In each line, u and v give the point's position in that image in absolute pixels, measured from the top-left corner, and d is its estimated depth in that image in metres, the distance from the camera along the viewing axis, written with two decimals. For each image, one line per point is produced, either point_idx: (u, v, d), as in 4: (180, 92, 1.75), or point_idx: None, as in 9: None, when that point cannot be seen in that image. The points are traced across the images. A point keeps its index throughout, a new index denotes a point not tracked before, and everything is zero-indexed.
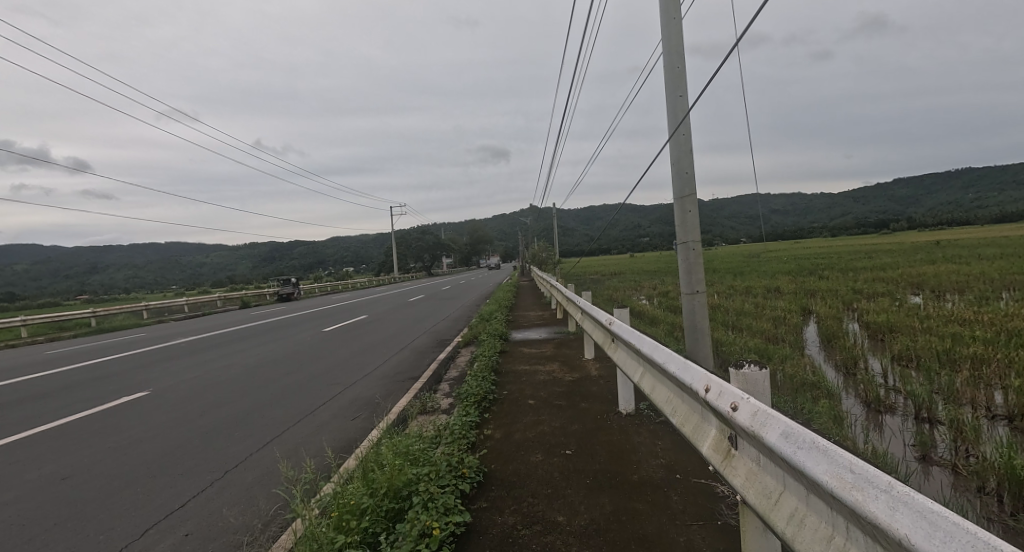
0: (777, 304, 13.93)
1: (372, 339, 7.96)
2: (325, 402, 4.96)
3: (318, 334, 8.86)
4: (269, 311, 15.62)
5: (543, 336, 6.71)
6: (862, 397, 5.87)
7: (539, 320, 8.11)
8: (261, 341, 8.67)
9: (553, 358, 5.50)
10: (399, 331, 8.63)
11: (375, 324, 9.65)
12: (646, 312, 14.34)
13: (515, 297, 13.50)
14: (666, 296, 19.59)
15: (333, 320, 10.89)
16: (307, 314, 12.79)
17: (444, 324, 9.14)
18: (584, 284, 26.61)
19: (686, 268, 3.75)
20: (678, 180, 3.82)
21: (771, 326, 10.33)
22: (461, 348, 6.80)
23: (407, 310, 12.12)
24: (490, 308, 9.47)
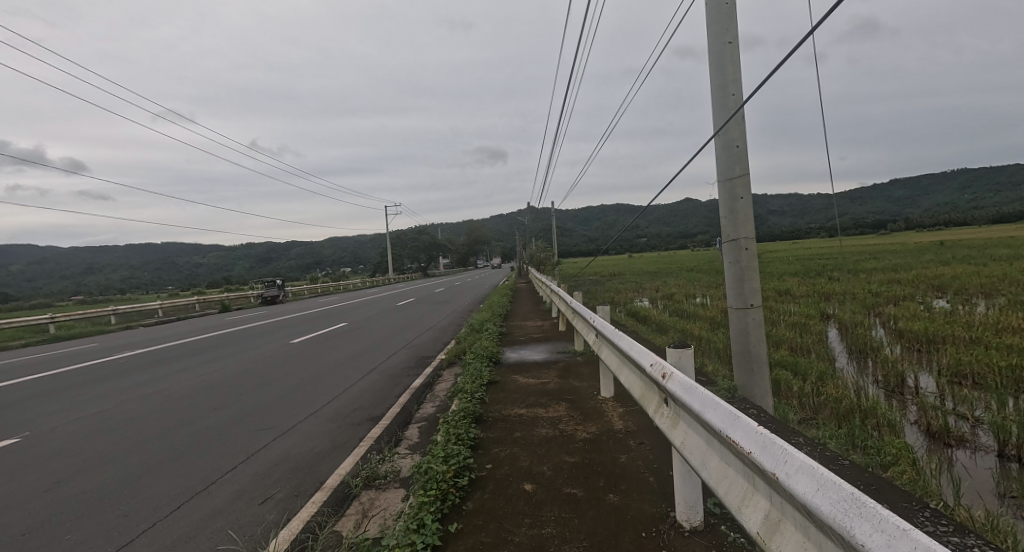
0: (792, 308, 13.00)
1: (340, 357, 6.92)
2: (257, 451, 3.89)
3: (287, 346, 7.93)
4: (246, 315, 14.56)
5: (543, 357, 5.71)
6: (925, 426, 4.89)
7: (538, 333, 7.13)
8: (214, 356, 7.58)
9: (557, 397, 4.48)
10: (377, 344, 7.71)
11: (354, 333, 8.76)
12: (652, 317, 13.36)
13: (510, 301, 12.52)
14: (669, 299, 18.70)
15: (309, 327, 9.93)
16: (283, 320, 11.80)
17: (430, 335, 8.24)
18: (582, 286, 25.58)
19: (735, 276, 2.81)
20: (724, 156, 2.87)
21: (792, 334, 9.40)
22: (445, 373, 5.76)
23: (392, 317, 11.13)
24: (483, 317, 8.45)
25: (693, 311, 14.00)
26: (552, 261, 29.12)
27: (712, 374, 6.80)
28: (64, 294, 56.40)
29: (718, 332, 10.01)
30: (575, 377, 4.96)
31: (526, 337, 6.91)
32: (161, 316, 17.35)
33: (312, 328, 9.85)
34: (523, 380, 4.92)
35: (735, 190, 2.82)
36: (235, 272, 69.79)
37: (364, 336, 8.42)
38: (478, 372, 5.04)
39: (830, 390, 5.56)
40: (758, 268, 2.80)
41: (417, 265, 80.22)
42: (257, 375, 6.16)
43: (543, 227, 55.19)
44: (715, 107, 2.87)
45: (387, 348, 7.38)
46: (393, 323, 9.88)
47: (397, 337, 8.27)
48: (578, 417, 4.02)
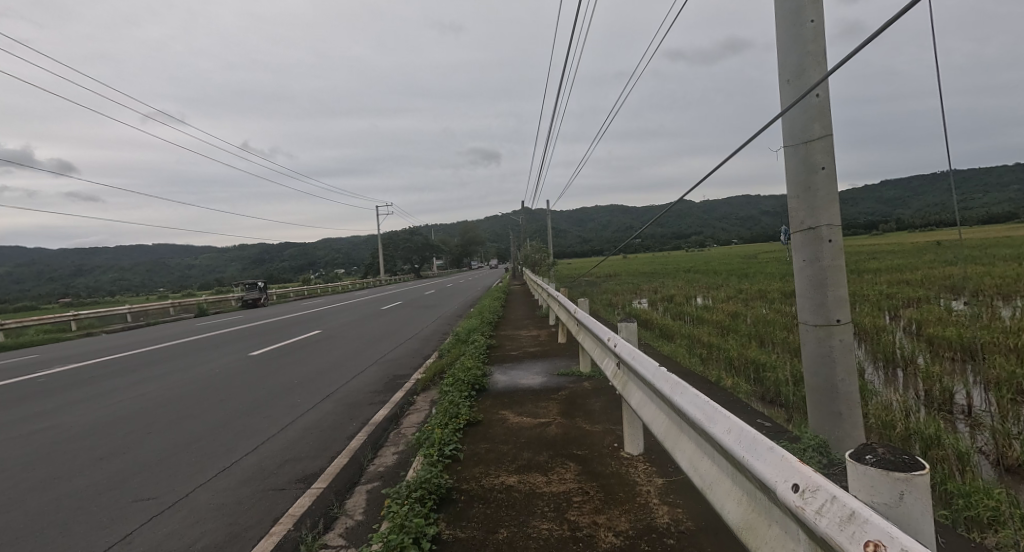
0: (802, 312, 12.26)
1: (296, 378, 5.97)
2: (120, 530, 2.84)
3: (242, 362, 7.02)
4: (219, 320, 13.57)
5: (539, 382, 4.77)
6: (998, 457, 4.06)
7: (532, 346, 6.26)
8: (154, 375, 6.63)
9: (558, 446, 3.35)
10: (345, 359, 6.79)
11: (325, 344, 7.88)
12: (653, 321, 12.56)
13: (503, 305, 11.67)
14: (671, 301, 17.92)
15: (278, 335, 9.02)
16: (255, 326, 10.90)
17: (408, 348, 7.35)
18: (578, 287, 24.74)
19: (815, 281, 1.98)
20: (797, 115, 2.07)
21: None
22: (416, 407, 4.74)
23: (372, 323, 10.22)
24: (470, 326, 7.54)
25: (697, 315, 13.20)
26: (548, 263, 28.24)
27: (732, 391, 5.95)
28: (48, 296, 54.97)
29: (729, 339, 9.19)
30: (581, 412, 3.93)
31: (518, 353, 5.99)
32: (132, 320, 16.34)
33: (282, 337, 8.94)
34: (513, 418, 3.85)
35: (812, 158, 2.01)
36: (225, 273, 68.51)
37: (334, 349, 7.53)
38: (453, 410, 3.98)
39: (879, 414, 4.73)
40: (846, 269, 1.99)
41: (410, 266, 79.22)
42: (191, 405, 5.21)
43: (538, 228, 54.42)
44: (785, 40, 2.12)
45: (355, 365, 6.49)
46: (372, 331, 9.01)
47: (371, 349, 7.39)
48: (589, 479, 2.87)
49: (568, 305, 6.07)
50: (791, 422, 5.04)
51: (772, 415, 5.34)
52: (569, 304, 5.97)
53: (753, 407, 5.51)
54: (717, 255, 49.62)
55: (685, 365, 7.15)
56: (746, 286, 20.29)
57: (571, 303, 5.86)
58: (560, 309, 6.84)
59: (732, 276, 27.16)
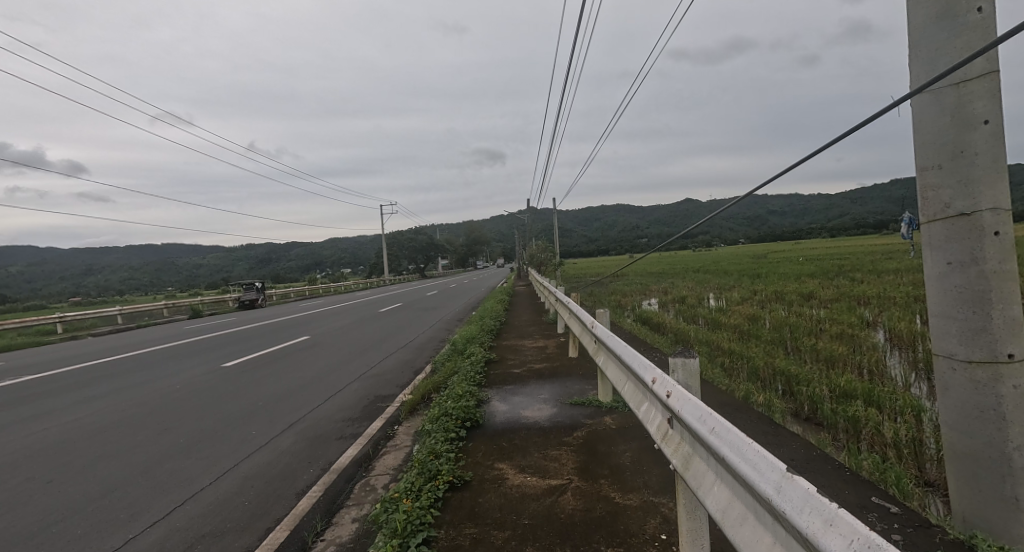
0: (825, 315, 11.57)
1: (262, 401, 5.29)
2: None
3: (207, 377, 6.32)
4: (209, 324, 13.00)
5: (547, 416, 4.04)
6: None
7: (540, 360, 5.63)
8: (110, 391, 5.99)
9: (569, 527, 2.52)
10: (322, 376, 6.11)
11: (305, 355, 7.20)
12: (666, 325, 11.87)
13: (507, 310, 11.07)
14: (682, 303, 17.25)
15: (262, 343, 8.40)
16: (241, 330, 10.28)
17: (396, 361, 6.68)
18: (584, 287, 24.00)
19: (972, 299, 2.16)
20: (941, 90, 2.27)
21: (841, 348, 7.95)
22: (392, 448, 3.93)
23: (365, 329, 9.56)
24: (469, 335, 6.79)
25: (712, 319, 12.48)
26: (553, 263, 27.51)
27: (766, 410, 5.24)
28: (54, 295, 55.08)
29: (752, 346, 8.47)
30: (598, 467, 3.15)
31: (522, 372, 5.24)
32: (123, 322, 15.85)
33: (264, 344, 8.30)
34: (512, 478, 3.03)
35: (974, 111, 2.17)
36: (230, 272, 68.46)
37: (315, 361, 6.87)
38: (431, 467, 3.14)
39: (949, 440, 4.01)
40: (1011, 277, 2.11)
41: (415, 265, 78.81)
42: (129, 434, 4.51)
43: (544, 227, 53.78)
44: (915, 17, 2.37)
45: (332, 383, 5.82)
46: (361, 338, 8.35)
47: (354, 363, 6.71)
48: None
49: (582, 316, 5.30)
50: (842, 449, 4.33)
51: (816, 439, 4.63)
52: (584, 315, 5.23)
53: (793, 430, 4.80)
54: (726, 255, 48.77)
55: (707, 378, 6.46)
56: (760, 288, 19.60)
57: (586, 314, 5.12)
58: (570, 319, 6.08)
59: (743, 277, 26.33)
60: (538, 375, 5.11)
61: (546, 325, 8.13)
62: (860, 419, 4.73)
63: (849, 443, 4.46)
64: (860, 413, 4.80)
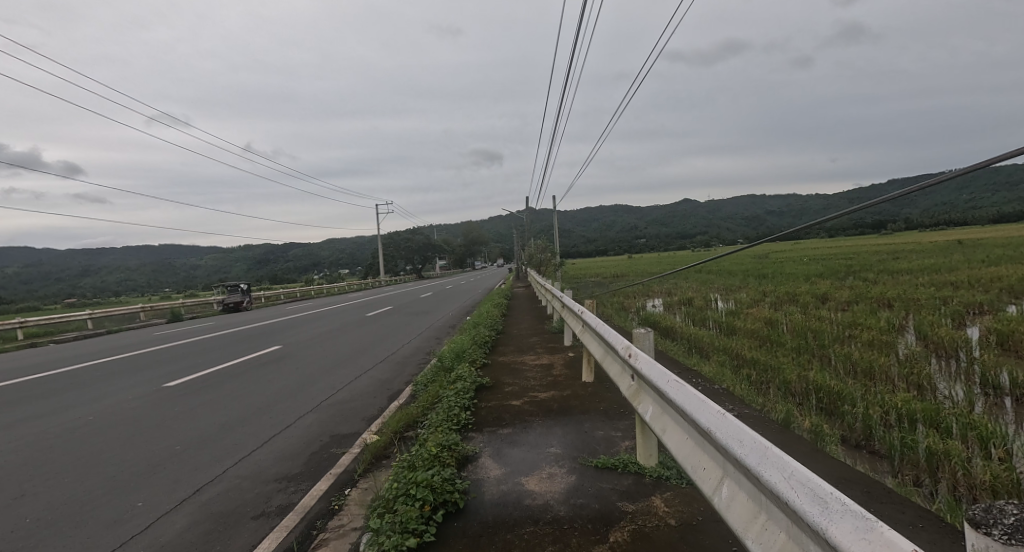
0: (847, 319, 10.78)
1: (185, 445, 4.28)
2: None
3: (131, 407, 5.30)
4: (181, 329, 12.07)
5: (562, 495, 2.91)
6: None
7: (544, 389, 4.71)
8: (13, 422, 4.99)
9: None
10: (267, 410, 5.07)
11: (257, 377, 6.17)
12: (675, 330, 11.06)
13: (505, 315, 10.20)
14: (689, 305, 16.46)
15: (221, 356, 7.47)
16: (203, 340, 9.27)
17: (364, 386, 5.66)
18: (585, 288, 23.12)
19: None
20: None
21: (877, 357, 7.11)
22: (331, 543, 2.67)
23: (342, 338, 8.63)
24: (456, 351, 5.81)
25: (725, 324, 11.61)
26: (553, 263, 26.64)
27: (819, 440, 4.29)
28: (44, 296, 54.05)
29: (779, 355, 7.57)
30: None
31: (525, 409, 4.27)
32: (94, 327, 14.92)
33: (217, 359, 7.25)
34: None
35: None
36: (225, 275, 67.51)
37: (267, 385, 5.84)
38: None
39: None
40: None
41: (413, 266, 77.99)
42: None
43: (543, 227, 52.95)
44: None
45: (275, 421, 4.77)
46: (332, 352, 7.35)
47: (313, 388, 5.68)
48: None
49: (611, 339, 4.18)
50: (932, 501, 3.38)
51: (891, 484, 3.69)
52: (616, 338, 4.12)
53: (859, 470, 3.86)
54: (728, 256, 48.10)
55: (737, 396, 5.52)
56: (768, 289, 18.84)
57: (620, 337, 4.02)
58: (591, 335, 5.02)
59: (749, 277, 25.48)
60: (545, 413, 4.15)
61: (547, 335, 7.20)
62: (940, 454, 3.83)
63: (936, 492, 3.52)
64: (940, 449, 3.87)
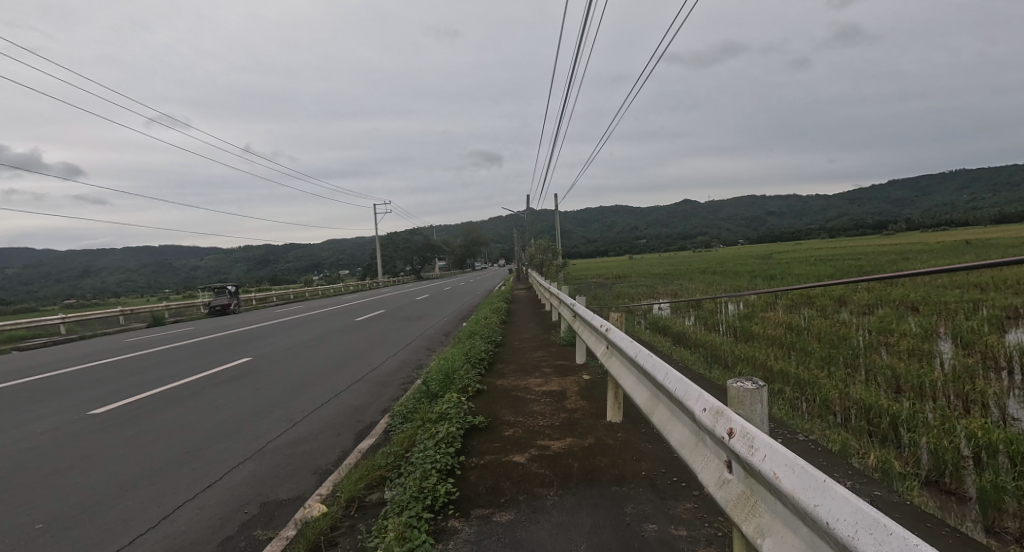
0: (872, 324, 10.05)
1: (56, 521, 3.01)
2: None
3: (20, 451, 4.08)
4: (153, 335, 11.16)
5: None
6: None
7: (555, 433, 3.44)
8: None
9: None
10: (206, 444, 4.10)
11: (206, 401, 5.20)
12: (688, 335, 10.29)
13: (503, 322, 9.38)
14: (697, 308, 15.74)
15: (173, 373, 6.43)
16: (164, 350, 8.37)
17: (330, 416, 4.70)
18: (588, 290, 22.34)
19: None
20: None
21: (921, 368, 6.38)
22: None
23: (321, 349, 7.74)
24: (445, 377, 4.77)
25: (740, 329, 10.82)
26: (554, 264, 25.85)
27: (901, 489, 3.36)
28: (39, 296, 53.37)
29: (812, 368, 6.72)
30: None
31: (533, 473, 2.93)
32: (68, 332, 14.13)
33: (169, 375, 6.33)
34: None
35: None
36: (223, 276, 66.97)
37: (213, 411, 4.87)
38: None
39: None
40: None
41: (412, 266, 77.29)
42: None
43: (544, 227, 52.26)
44: None
45: (213, 461, 3.79)
46: (301, 369, 6.42)
47: (268, 417, 4.72)
48: None
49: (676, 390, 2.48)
50: None
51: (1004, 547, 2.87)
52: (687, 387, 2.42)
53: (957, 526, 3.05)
54: (731, 256, 47.43)
55: (784, 423, 4.63)
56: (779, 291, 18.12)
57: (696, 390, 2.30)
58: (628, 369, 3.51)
59: (756, 278, 24.72)
60: (565, 480, 2.84)
61: (552, 350, 6.26)
62: None
63: None
64: None
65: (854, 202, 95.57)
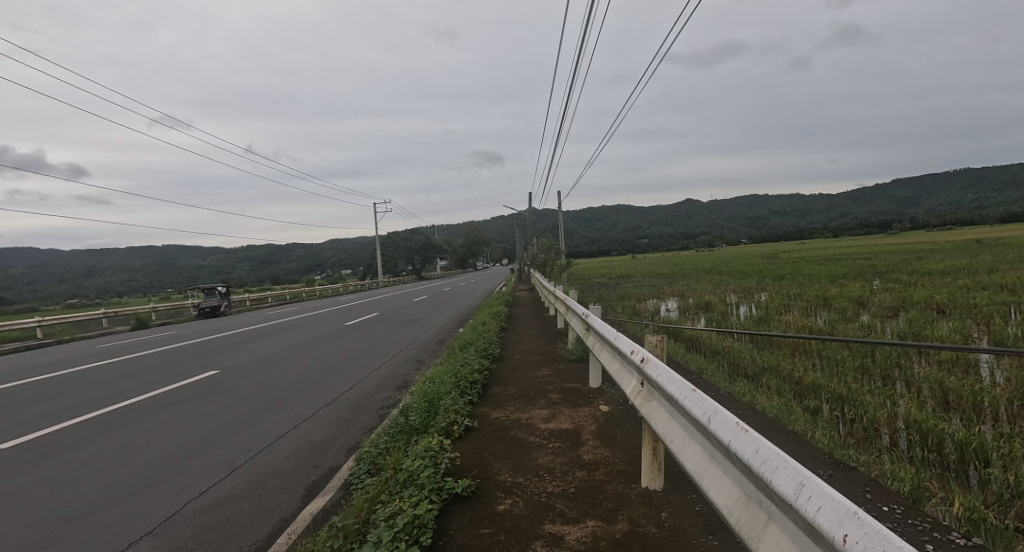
0: (901, 328, 9.32)
1: None
2: None
3: None
4: (128, 341, 10.45)
5: None
6: None
7: (572, 513, 2.47)
8: None
9: None
10: (105, 505, 3.17)
11: (133, 437, 4.31)
12: (702, 341, 9.56)
13: (503, 329, 8.63)
14: (707, 311, 15.01)
15: (122, 392, 5.70)
16: (129, 360, 7.63)
17: (279, 458, 3.82)
18: (591, 291, 21.64)
19: None
20: None
21: (974, 382, 5.63)
22: None
23: (297, 361, 7.00)
24: (426, 418, 3.91)
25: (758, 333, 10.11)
26: (557, 264, 25.11)
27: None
28: (36, 296, 52.77)
29: (850, 381, 6.00)
30: None
31: None
32: (43, 337, 13.38)
33: (110, 398, 5.48)
34: None
35: None
36: (223, 276, 66.44)
37: (134, 453, 3.95)
38: None
39: None
40: None
41: (412, 267, 76.67)
42: None
43: (546, 227, 51.48)
44: None
45: (102, 533, 2.86)
46: (263, 390, 5.58)
47: (201, 460, 3.83)
48: None
49: (804, 503, 1.23)
50: None
51: None
52: (838, 509, 1.15)
53: None
54: (736, 256, 46.58)
55: (837, 454, 3.90)
56: (790, 292, 17.40)
57: (874, 525, 1.03)
58: (673, 413, 2.26)
59: (765, 278, 24.00)
60: None
61: (558, 368, 5.51)
62: None
63: None
64: None
65: (860, 201, 94.54)
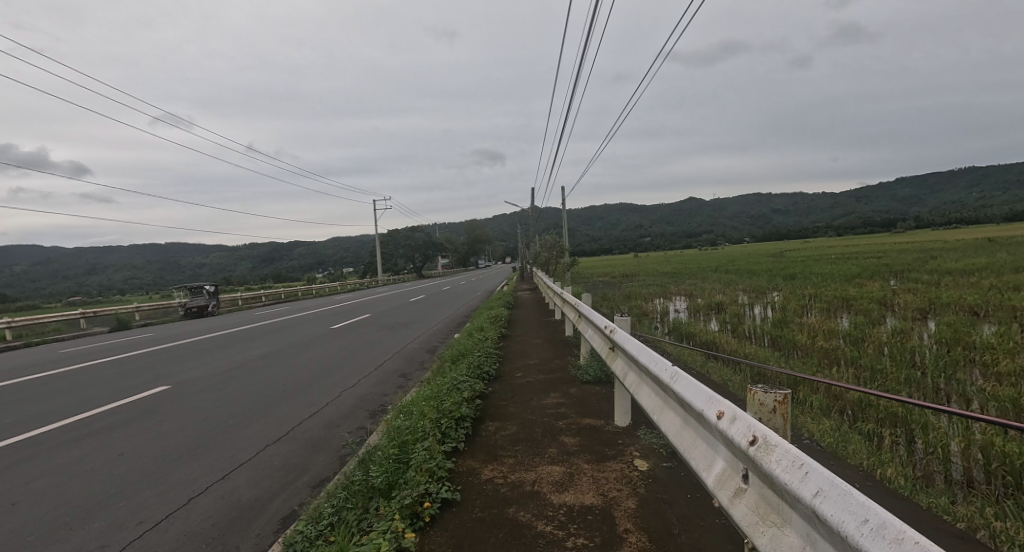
0: (939, 332, 8.52)
1: None
2: None
3: None
4: (97, 345, 9.73)
5: None
6: None
7: None
8: None
9: None
10: None
11: (15, 490, 3.54)
12: (721, 346, 8.76)
13: (501, 336, 7.83)
14: (720, 312, 14.20)
15: (46, 417, 4.91)
16: (80, 369, 6.88)
17: (180, 538, 2.97)
18: (596, 290, 20.87)
19: None
20: None
21: None
22: None
23: (260, 376, 6.21)
24: (391, 481, 3.07)
25: (779, 338, 9.29)
26: (560, 262, 24.31)
27: None
28: (31, 293, 52.15)
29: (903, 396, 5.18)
30: None
31: None
32: (13, 338, 12.61)
33: (33, 427, 4.70)
34: None
35: None
36: (222, 274, 65.80)
37: None
38: None
39: None
40: None
41: (413, 265, 75.92)
42: None
43: (548, 224, 50.63)
44: None
45: None
46: (204, 422, 4.75)
47: (76, 538, 2.98)
48: None
49: None
50: None
51: None
52: None
53: None
54: (742, 255, 45.70)
55: (921, 501, 3.10)
56: (805, 291, 16.61)
57: None
58: None
59: (776, 277, 23.21)
60: None
61: (569, 395, 4.69)
62: None
63: None
64: None
65: (866, 199, 93.46)
